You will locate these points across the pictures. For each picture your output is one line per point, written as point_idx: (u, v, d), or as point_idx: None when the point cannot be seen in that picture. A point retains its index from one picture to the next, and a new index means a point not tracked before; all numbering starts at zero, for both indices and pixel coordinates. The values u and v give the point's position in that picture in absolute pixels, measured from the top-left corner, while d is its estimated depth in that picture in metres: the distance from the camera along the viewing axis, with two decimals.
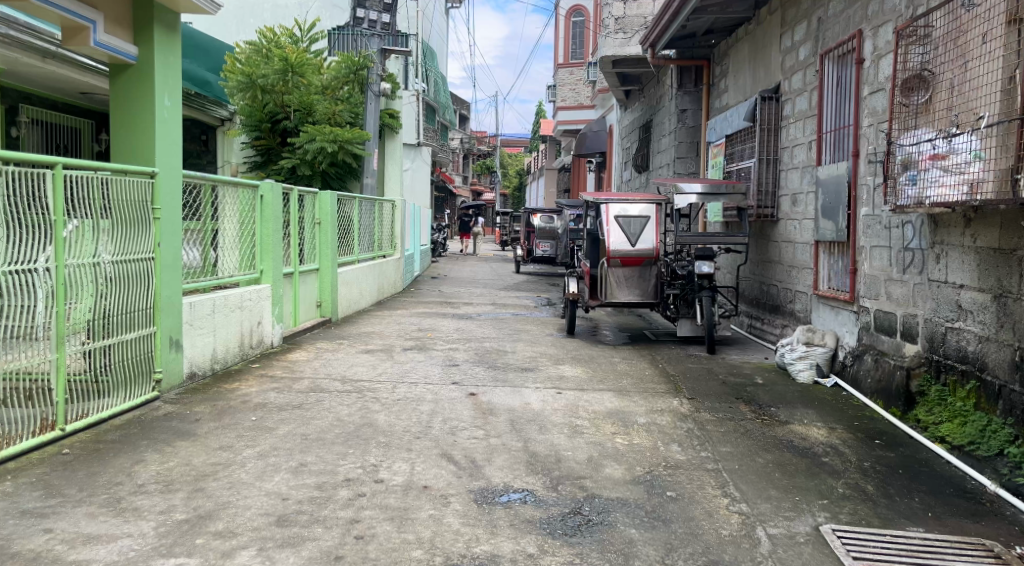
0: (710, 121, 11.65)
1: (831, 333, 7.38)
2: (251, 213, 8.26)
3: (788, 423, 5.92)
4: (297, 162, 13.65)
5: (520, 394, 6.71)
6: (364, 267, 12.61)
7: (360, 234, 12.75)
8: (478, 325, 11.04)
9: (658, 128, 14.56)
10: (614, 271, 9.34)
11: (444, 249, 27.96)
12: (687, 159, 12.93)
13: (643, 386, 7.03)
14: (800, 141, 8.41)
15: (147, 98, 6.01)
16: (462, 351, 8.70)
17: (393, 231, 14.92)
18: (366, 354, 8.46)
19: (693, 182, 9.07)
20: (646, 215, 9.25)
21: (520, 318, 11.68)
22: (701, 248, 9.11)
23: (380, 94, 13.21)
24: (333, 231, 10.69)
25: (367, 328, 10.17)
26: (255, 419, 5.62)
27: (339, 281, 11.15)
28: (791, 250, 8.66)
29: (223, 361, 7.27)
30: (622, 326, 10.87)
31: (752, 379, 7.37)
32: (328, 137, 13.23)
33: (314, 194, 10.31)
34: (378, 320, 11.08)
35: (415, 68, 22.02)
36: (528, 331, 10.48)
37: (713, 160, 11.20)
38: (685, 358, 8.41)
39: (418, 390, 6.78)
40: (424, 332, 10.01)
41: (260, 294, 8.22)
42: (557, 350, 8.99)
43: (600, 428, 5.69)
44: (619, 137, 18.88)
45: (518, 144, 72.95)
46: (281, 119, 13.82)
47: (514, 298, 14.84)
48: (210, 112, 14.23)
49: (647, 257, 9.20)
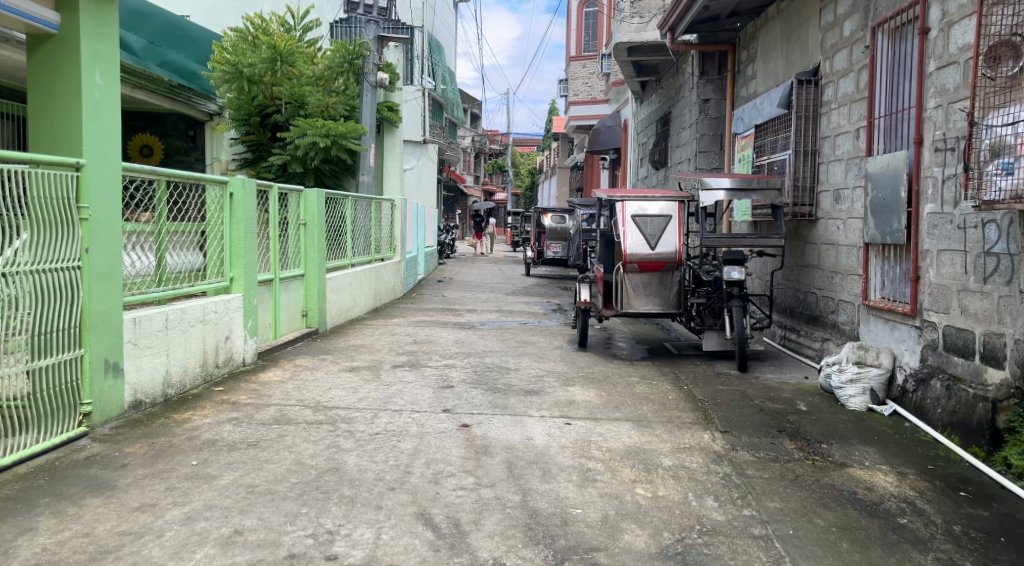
0: (736, 110, 10.59)
1: (886, 350, 6.31)
2: (218, 213, 7.24)
3: (846, 466, 4.87)
4: (288, 159, 12.65)
5: (522, 425, 5.70)
6: (359, 272, 11.62)
7: (354, 236, 11.74)
8: (480, 336, 10.02)
9: (678, 120, 13.51)
10: (631, 277, 8.27)
11: (452, 251, 26.95)
12: (711, 153, 11.90)
13: (666, 415, 5.99)
14: (845, 129, 7.34)
15: (73, 76, 5.03)
16: (458, 369, 7.68)
17: (392, 233, 13.93)
18: (350, 373, 7.45)
19: (721, 177, 8.04)
20: (668, 214, 8.20)
21: (527, 328, 10.65)
22: (730, 251, 8.07)
23: (377, 85, 12.21)
24: (320, 233, 9.70)
25: (356, 341, 9.16)
26: (198, 460, 4.65)
27: (328, 288, 10.15)
28: (835, 254, 7.59)
29: (178, 385, 6.25)
30: (640, 338, 9.80)
31: (795, 406, 6.30)
32: (320, 131, 12.18)
33: (298, 192, 9.32)
34: (371, 330, 10.07)
35: (421, 62, 21.05)
36: (535, 343, 9.45)
37: (741, 153, 10.14)
38: (713, 378, 7.34)
39: (402, 419, 5.76)
40: (419, 346, 9.00)
41: (229, 305, 7.21)
42: (567, 367, 7.97)
43: (616, 475, 4.68)
44: (635, 132, 17.82)
45: (530, 144, 71.92)
46: (271, 112, 12.82)
47: (522, 304, 13.78)
48: (196, 104, 13.39)
49: (669, 261, 8.14)
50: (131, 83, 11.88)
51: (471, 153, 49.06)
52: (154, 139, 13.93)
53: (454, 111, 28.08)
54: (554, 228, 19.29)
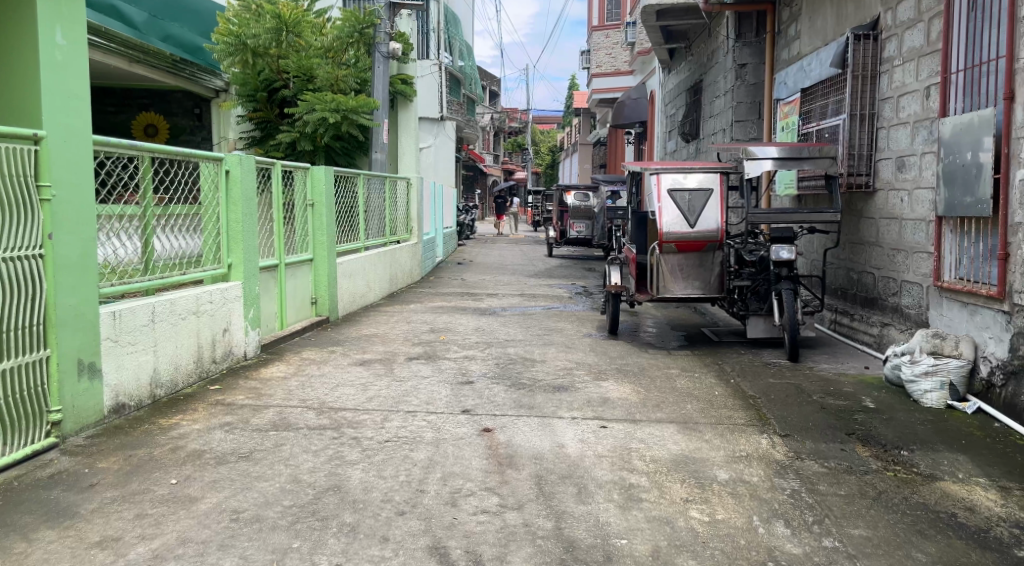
0: (777, 74, 9.84)
1: (966, 339, 5.60)
2: (213, 192, 6.55)
3: (935, 480, 4.16)
4: (295, 136, 11.95)
5: (552, 429, 5.02)
6: (373, 255, 10.95)
7: (368, 217, 11.08)
8: (502, 323, 9.34)
9: (710, 88, 12.75)
10: (668, 259, 7.55)
11: (472, 231, 26.26)
12: (748, 122, 11.17)
13: (715, 416, 5.28)
14: (912, 88, 6.68)
15: (28, 34, 4.37)
16: (479, 361, 7.01)
17: (408, 214, 13.26)
18: (361, 367, 6.80)
19: (767, 146, 7.30)
20: (708, 187, 7.44)
21: (552, 313, 9.95)
22: (778, 228, 7.32)
23: (389, 56, 11.54)
24: (329, 214, 9.03)
25: (369, 330, 8.52)
26: (178, 475, 4.01)
27: (339, 274, 9.50)
28: (897, 229, 6.92)
29: (169, 384, 5.53)
30: (674, 324, 9.08)
31: (860, 403, 5.57)
32: (329, 105, 11.51)
33: (304, 169, 8.66)
34: (386, 318, 9.42)
35: (437, 36, 20.38)
36: (562, 331, 8.74)
37: (784, 121, 9.43)
38: (763, 370, 6.61)
39: (415, 423, 5.10)
40: (436, 335, 8.33)
41: (227, 294, 6.52)
42: (598, 358, 7.27)
43: (665, 493, 3.99)
44: (663, 104, 17.03)
45: (549, 121, 70.96)
46: (279, 87, 12.15)
47: (546, 287, 13.05)
48: (199, 81, 12.72)
49: (710, 241, 7.41)
50: (130, 57, 11.22)
51: (491, 131, 48.27)
52: (159, 117, 13.25)
53: (472, 87, 27.31)
54: (577, 206, 18.42)
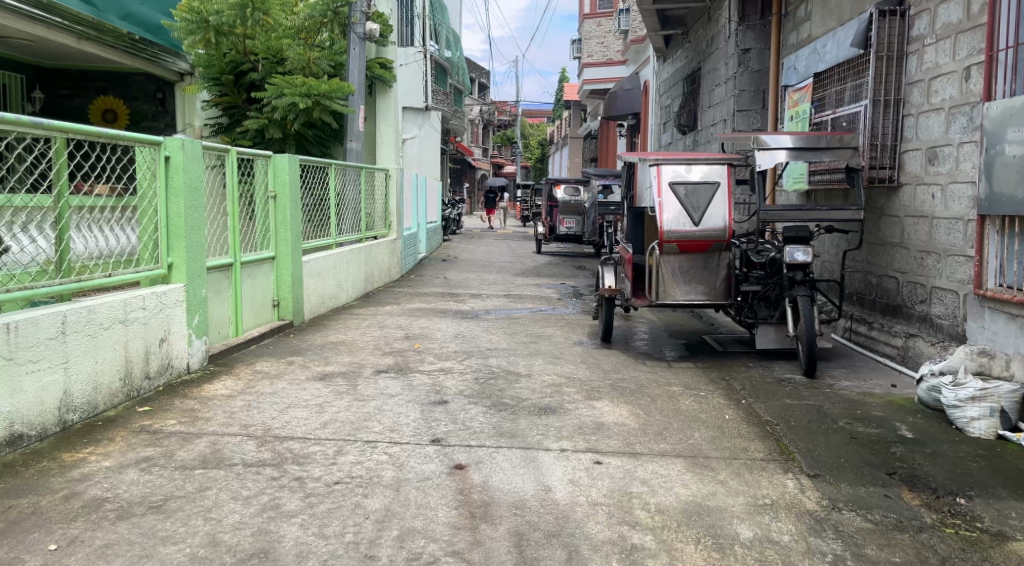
0: (785, 60, 9.07)
1: (1018, 358, 4.84)
2: (149, 181, 5.66)
3: (1007, 542, 3.39)
4: (264, 123, 11.08)
5: (537, 466, 4.22)
6: (345, 252, 10.11)
7: (341, 211, 10.24)
8: (484, 328, 8.51)
9: (709, 76, 11.99)
10: (668, 260, 6.76)
11: (458, 226, 25.44)
12: (750, 112, 10.41)
13: (729, 450, 4.49)
14: (947, 70, 5.92)
15: None
16: (456, 376, 6.20)
17: (386, 208, 12.40)
18: (321, 383, 5.97)
19: (781, 135, 6.49)
20: (715, 180, 6.65)
21: (539, 317, 9.14)
22: (793, 227, 6.54)
23: (365, 37, 10.70)
24: (293, 207, 8.18)
25: (337, 336, 7.69)
26: (62, 538, 3.21)
27: (306, 273, 8.65)
28: (927, 229, 6.16)
29: (85, 407, 4.67)
30: (673, 331, 8.28)
31: (896, 431, 4.79)
32: (300, 90, 10.63)
33: (265, 157, 7.80)
34: (357, 322, 8.59)
35: (422, 22, 19.59)
36: (550, 338, 7.92)
37: (793, 109, 8.65)
38: (777, 388, 5.83)
39: (374, 458, 4.28)
40: (411, 342, 7.50)
41: (165, 299, 5.64)
42: (591, 372, 6.46)
43: (675, 560, 3.20)
44: (657, 94, 16.27)
45: (539, 113, 70.14)
46: (247, 70, 11.26)
47: (533, 287, 12.24)
48: (160, 61, 11.81)
49: (717, 240, 6.61)
50: (80, 34, 10.24)
51: (479, 124, 47.41)
52: (118, 102, 12.37)
53: (460, 76, 26.47)
54: (568, 201, 17.63)
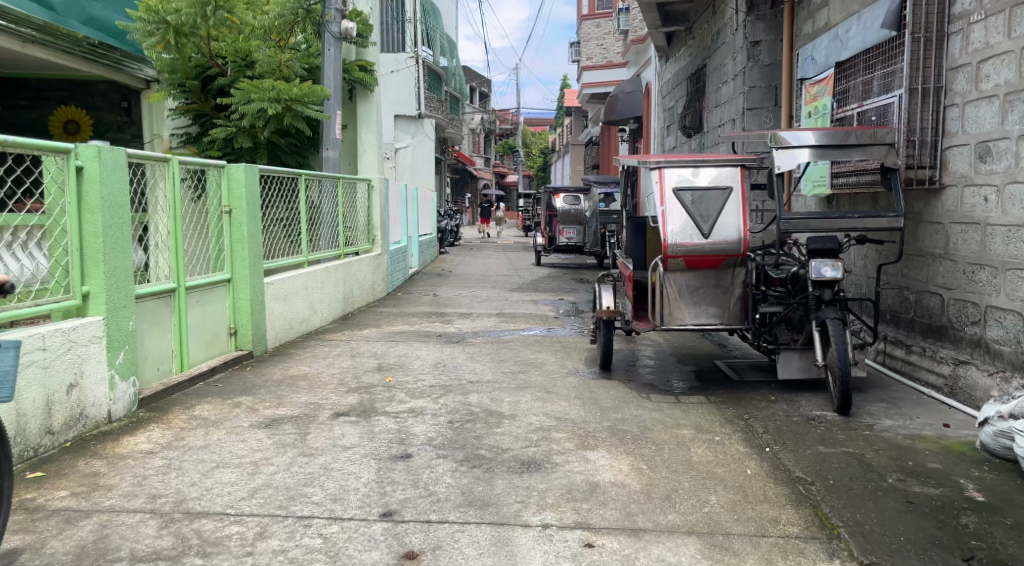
0: (800, 50, 8.17)
1: None
2: (54, 195, 4.75)
3: None
4: (231, 131, 10.23)
5: (510, 552, 3.32)
6: (320, 271, 9.21)
7: (315, 226, 9.36)
8: (469, 355, 7.60)
9: (715, 74, 11.10)
10: (674, 277, 5.84)
11: (457, 238, 24.55)
12: (762, 110, 9.49)
13: (753, 523, 3.58)
14: (1001, 49, 5.02)
15: None
16: (427, 420, 5.29)
17: (370, 222, 11.48)
18: (266, 431, 5.05)
19: (802, 130, 5.58)
20: (727, 186, 5.76)
21: (532, 341, 8.22)
22: (818, 237, 5.63)
23: (340, 37, 9.88)
24: (252, 223, 7.29)
25: (299, 370, 6.76)
26: None
27: (270, 296, 7.75)
28: (979, 238, 5.25)
29: None
30: (681, 355, 7.34)
31: (962, 491, 3.86)
32: (268, 94, 9.79)
33: (217, 166, 6.91)
34: (327, 351, 7.67)
35: (413, 27, 18.75)
36: (542, 367, 7.00)
37: (811, 105, 7.74)
38: (807, 430, 4.89)
39: (305, 544, 3.39)
40: (381, 376, 6.57)
41: (76, 336, 4.73)
42: (585, 410, 5.54)
43: None
44: (660, 96, 15.40)
45: (541, 122, 69.35)
46: (215, 75, 10.42)
47: (528, 304, 11.32)
48: (122, 67, 10.94)
49: (731, 255, 5.71)
50: (22, 36, 9.16)
51: (481, 133, 46.57)
52: (80, 112, 11.53)
53: (456, 83, 25.64)
54: (568, 210, 16.74)
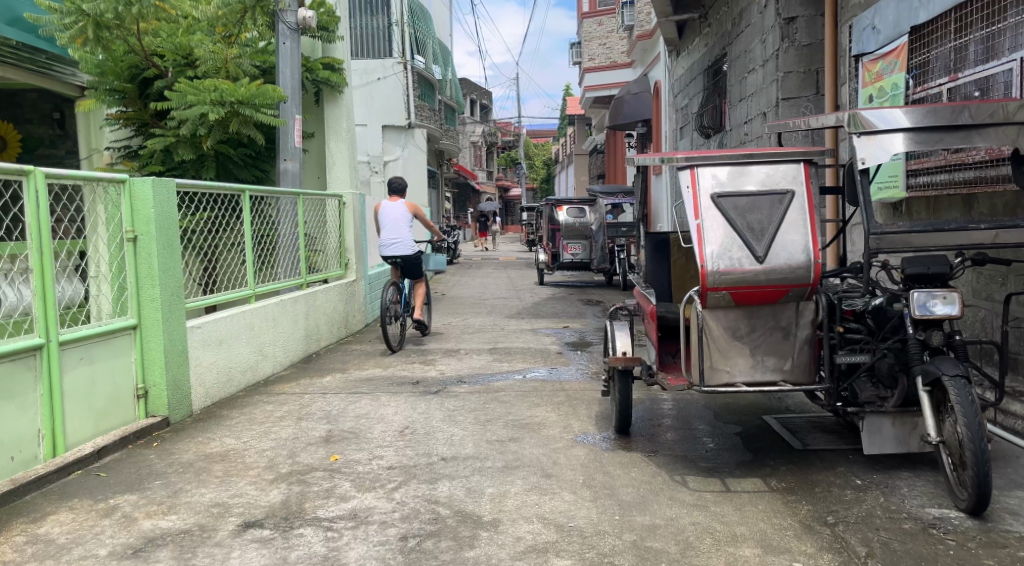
0: (852, 22, 6.59)
1: None
2: None
3: None
4: (170, 141, 8.72)
5: None
6: (273, 307, 7.60)
7: (267, 252, 7.79)
8: (448, 412, 5.99)
9: (738, 63, 9.54)
10: (716, 316, 4.22)
11: (455, 256, 22.97)
12: (800, 101, 7.91)
13: None
14: None
15: None
16: (371, 537, 3.69)
17: (342, 244, 9.88)
18: (135, 563, 3.48)
19: (893, 109, 3.94)
20: (787, 192, 4.16)
21: (528, 390, 6.60)
22: (916, 255, 3.99)
23: (297, 28, 8.37)
24: (166, 252, 5.69)
25: (219, 446, 5.15)
26: None
27: (196, 344, 6.13)
28: None
29: None
30: (719, 409, 5.72)
31: None
32: (210, 97, 8.29)
33: (111, 180, 5.35)
34: (268, 412, 6.05)
35: (400, 30, 17.60)
36: (539, 431, 5.38)
37: (872, 89, 6.15)
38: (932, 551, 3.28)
39: None
40: (325, 453, 4.97)
41: None
42: (599, 510, 3.93)
43: None
44: (670, 95, 13.87)
45: (543, 133, 67.88)
46: (152, 76, 8.91)
47: (527, 335, 9.71)
48: (48, 72, 9.31)
49: (798, 285, 4.08)
50: None
51: (482, 146, 45.09)
52: (7, 125, 9.98)
53: (450, 91, 24.14)
54: (571, 223, 15.11)
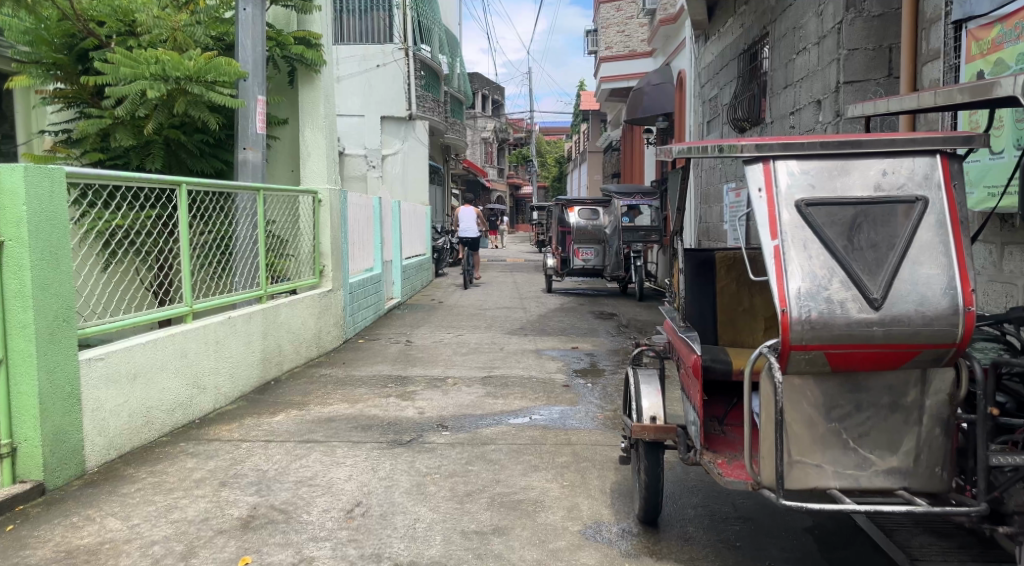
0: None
1: None
2: None
3: None
4: (106, 122, 7.34)
5: None
6: (218, 326, 6.18)
7: (212, 258, 6.38)
8: (417, 477, 4.58)
9: (783, 43, 8.08)
10: (800, 385, 2.79)
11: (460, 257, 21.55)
12: (867, 85, 6.47)
13: None
14: None
15: None
16: None
17: (316, 247, 8.43)
18: None
19: None
20: (915, 199, 2.74)
21: (525, 443, 5.19)
22: None
23: None
24: (45, 264, 4.31)
25: (94, 535, 3.75)
26: None
27: (99, 381, 4.74)
28: None
29: None
30: None
31: None
32: (152, 69, 6.90)
33: None
34: (185, 473, 4.65)
35: (402, 14, 16.17)
36: (536, 516, 3.98)
37: (980, 64, 4.72)
38: None
39: None
40: (236, 552, 3.59)
41: None
42: None
43: None
44: (696, 84, 12.40)
45: (556, 131, 66.40)
46: (90, 46, 7.53)
47: (529, 358, 8.28)
48: None
49: (934, 344, 2.64)
50: None
51: (493, 143, 43.68)
52: None
53: (458, 82, 22.69)
54: (585, 227, 13.43)
